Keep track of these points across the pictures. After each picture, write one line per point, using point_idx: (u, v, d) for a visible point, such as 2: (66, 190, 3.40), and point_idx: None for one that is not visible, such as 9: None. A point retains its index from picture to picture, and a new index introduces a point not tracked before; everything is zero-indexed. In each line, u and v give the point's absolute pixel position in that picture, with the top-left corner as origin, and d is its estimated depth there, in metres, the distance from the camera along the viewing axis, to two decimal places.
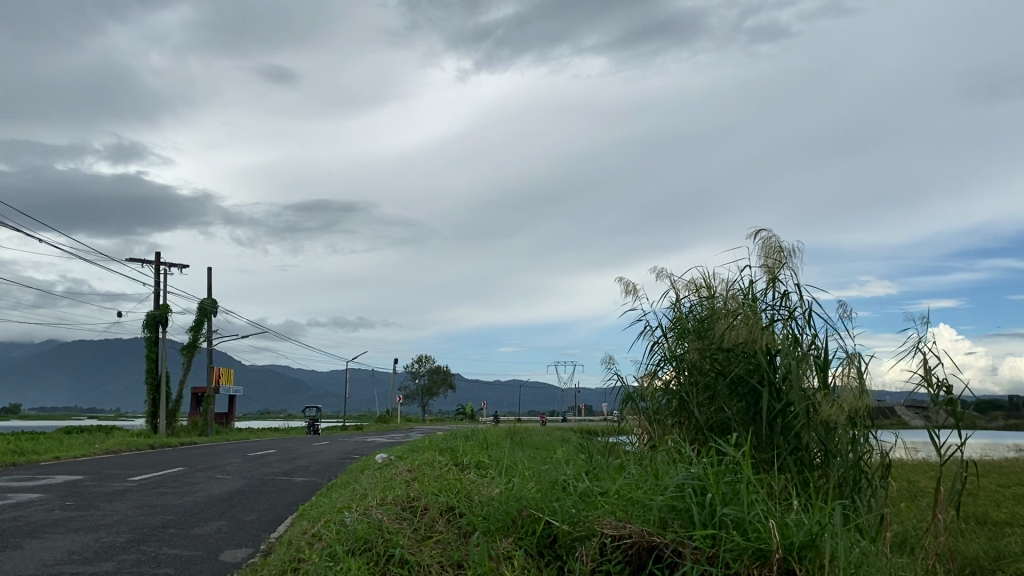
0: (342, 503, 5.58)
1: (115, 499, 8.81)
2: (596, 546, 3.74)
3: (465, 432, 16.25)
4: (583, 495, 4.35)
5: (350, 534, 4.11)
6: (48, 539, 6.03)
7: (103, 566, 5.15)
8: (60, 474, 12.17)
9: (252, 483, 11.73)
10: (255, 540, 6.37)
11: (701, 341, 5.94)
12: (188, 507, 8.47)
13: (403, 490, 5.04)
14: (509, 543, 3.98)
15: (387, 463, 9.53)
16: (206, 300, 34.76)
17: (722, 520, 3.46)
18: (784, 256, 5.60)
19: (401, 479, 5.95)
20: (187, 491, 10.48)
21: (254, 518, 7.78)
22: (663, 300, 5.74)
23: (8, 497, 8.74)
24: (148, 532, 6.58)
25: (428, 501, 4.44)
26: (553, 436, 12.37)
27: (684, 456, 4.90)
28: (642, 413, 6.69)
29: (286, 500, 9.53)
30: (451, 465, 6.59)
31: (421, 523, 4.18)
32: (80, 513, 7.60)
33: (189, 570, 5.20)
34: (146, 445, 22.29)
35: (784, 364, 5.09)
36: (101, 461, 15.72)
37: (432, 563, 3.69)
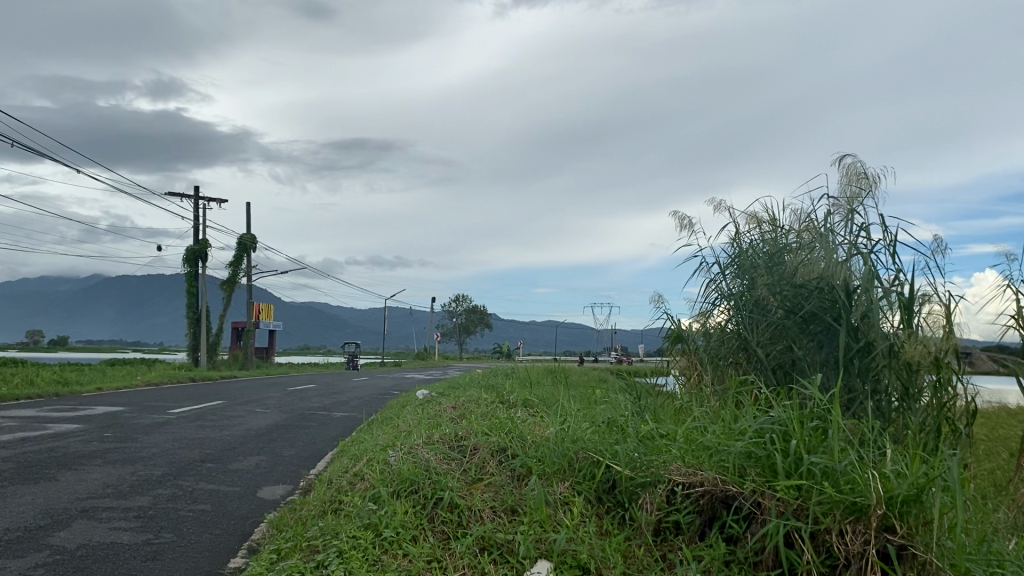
0: (384, 440, 5.30)
1: (155, 431, 8.69)
2: (663, 495, 3.43)
3: (503, 370, 16.06)
4: (645, 438, 4.02)
5: (394, 475, 3.79)
6: (84, 471, 5.87)
7: (137, 500, 4.96)
8: (101, 405, 12.14)
9: (291, 417, 11.61)
10: (294, 476, 6.16)
11: (769, 277, 5.51)
12: (228, 441, 8.31)
13: (449, 428, 4.73)
14: (567, 488, 3.67)
15: (429, 399, 9.30)
16: (246, 236, 34.79)
17: (811, 470, 3.10)
18: (869, 184, 5.15)
19: (445, 416, 5.64)
20: (226, 425, 10.37)
21: (293, 453, 7.60)
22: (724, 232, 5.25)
23: (48, 427, 8.65)
24: (185, 467, 6.39)
25: (478, 440, 4.12)
26: (596, 376, 12.07)
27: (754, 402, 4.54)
28: (698, 353, 6.32)
29: (327, 435, 9.38)
30: (497, 403, 6.29)
31: (471, 464, 3.87)
32: (119, 444, 7.47)
33: (225, 507, 4.98)
34: (187, 377, 22.45)
35: (866, 300, 4.66)
36: (143, 392, 15.76)
37: (484, 507, 3.39)
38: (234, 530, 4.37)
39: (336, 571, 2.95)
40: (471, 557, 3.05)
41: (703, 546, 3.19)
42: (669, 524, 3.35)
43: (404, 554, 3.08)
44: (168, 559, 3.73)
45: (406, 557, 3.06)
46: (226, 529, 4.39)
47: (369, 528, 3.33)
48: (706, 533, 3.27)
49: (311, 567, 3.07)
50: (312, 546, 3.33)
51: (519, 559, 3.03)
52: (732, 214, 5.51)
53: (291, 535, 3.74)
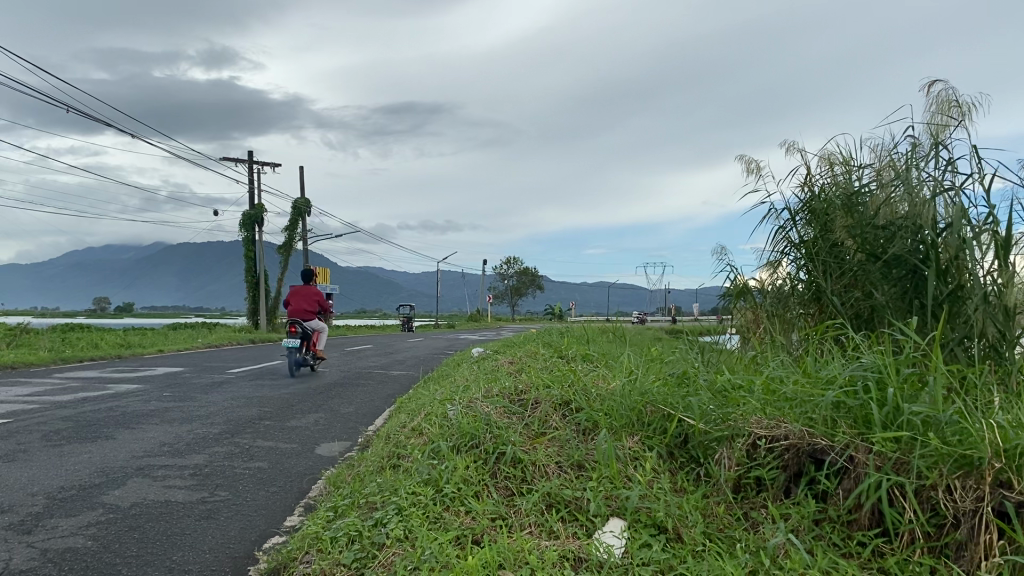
0: (442, 396, 5.11)
1: (214, 391, 8.70)
2: (743, 450, 3.19)
3: (559, 329, 15.79)
4: (718, 391, 3.76)
5: (453, 429, 3.57)
6: (141, 430, 5.82)
7: (193, 459, 4.87)
8: (161, 367, 12.28)
9: (349, 376, 11.58)
10: (352, 433, 6.03)
11: (847, 220, 5.15)
12: (287, 399, 8.26)
13: (508, 381, 4.50)
14: (638, 442, 3.42)
15: (486, 356, 9.10)
16: (300, 200, 35.03)
17: (911, 421, 2.82)
18: (961, 112, 4.75)
19: (504, 371, 5.44)
20: (315, 375, 11.50)
21: (351, 411, 7.50)
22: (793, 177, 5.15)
23: (108, 388, 8.72)
24: (243, 425, 6.32)
25: (540, 393, 3.89)
26: (656, 333, 11.73)
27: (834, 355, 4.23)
28: (765, 306, 6.00)
29: (384, 393, 9.28)
30: (557, 358, 6.05)
31: (533, 417, 3.64)
32: (178, 403, 7.46)
33: (282, 465, 4.86)
34: (247, 340, 22.72)
35: (959, 240, 4.29)
36: (204, 354, 15.94)
37: (549, 463, 3.18)
38: (292, 488, 4.24)
39: (394, 529, 2.75)
40: (539, 515, 2.84)
41: (789, 504, 2.94)
42: (751, 481, 3.11)
43: (466, 512, 2.87)
44: (223, 518, 3.60)
45: (469, 514, 2.85)
46: (282, 486, 4.27)
47: (429, 485, 3.12)
48: (792, 490, 3.02)
49: (368, 524, 2.88)
50: (369, 502, 3.14)
51: (590, 517, 2.81)
52: (805, 159, 5.11)
53: (348, 491, 3.56)
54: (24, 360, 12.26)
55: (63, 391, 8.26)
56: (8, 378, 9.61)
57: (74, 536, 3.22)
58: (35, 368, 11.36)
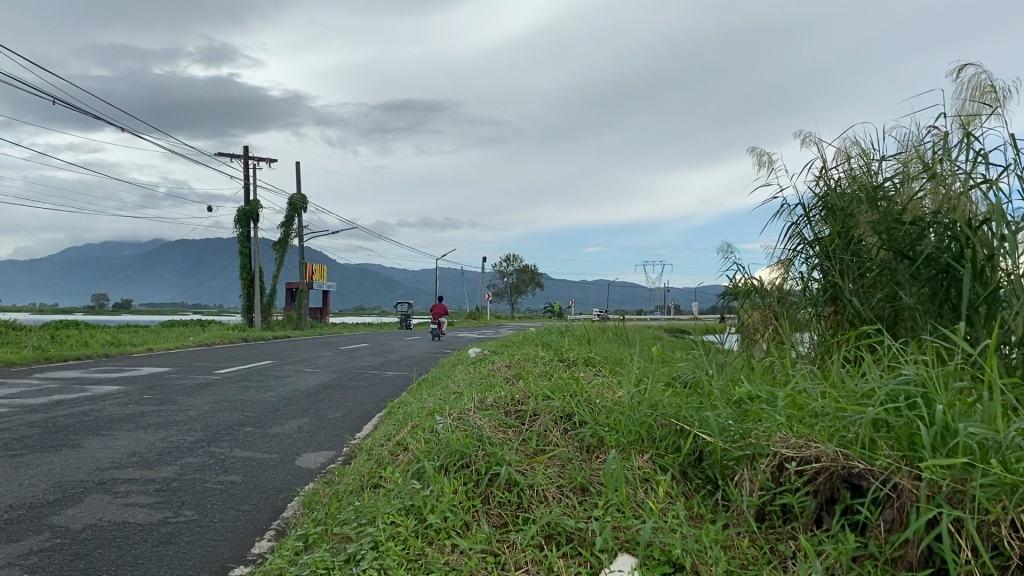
0: (431, 404, 4.74)
1: (197, 393, 8.32)
2: (768, 473, 2.82)
3: (555, 328, 15.43)
4: (737, 402, 3.39)
5: (440, 446, 3.19)
6: (112, 437, 5.44)
7: (162, 472, 4.50)
8: (147, 367, 11.90)
9: (340, 377, 11.19)
10: (337, 443, 5.65)
11: (871, 216, 4.77)
12: (271, 402, 7.89)
13: (503, 389, 4.12)
14: (647, 461, 3.04)
15: (481, 357, 8.74)
16: (297, 197, 34.62)
17: (967, 445, 2.44)
18: (996, 99, 4.37)
19: (499, 376, 5.06)
20: (306, 376, 11.15)
21: (338, 417, 7.13)
22: (810, 172, 4.64)
23: (86, 390, 8.33)
24: (222, 431, 5.95)
25: (537, 401, 3.51)
26: (655, 332, 11.41)
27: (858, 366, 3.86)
28: (776, 306, 5.63)
29: (374, 396, 8.91)
30: (555, 362, 5.65)
31: (530, 429, 3.26)
32: (157, 407, 7.08)
33: (258, 478, 4.49)
34: (240, 338, 22.34)
35: (998, 235, 3.91)
36: (194, 353, 15.56)
37: (548, 486, 2.80)
38: (264, 506, 3.86)
39: (368, 570, 2.38)
40: (535, 551, 2.46)
41: (823, 537, 2.57)
42: (776, 509, 2.74)
43: (453, 548, 2.49)
44: (184, 543, 3.23)
45: (455, 552, 2.47)
46: (255, 504, 3.89)
47: (410, 513, 2.74)
48: (825, 520, 2.65)
49: (339, 561, 2.51)
50: (343, 531, 2.78)
51: (594, 553, 2.44)
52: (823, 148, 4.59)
53: (322, 516, 3.19)
54: (5, 358, 11.86)
55: (38, 393, 7.87)
56: None
57: (9, 568, 2.84)
58: (16, 368, 10.96)
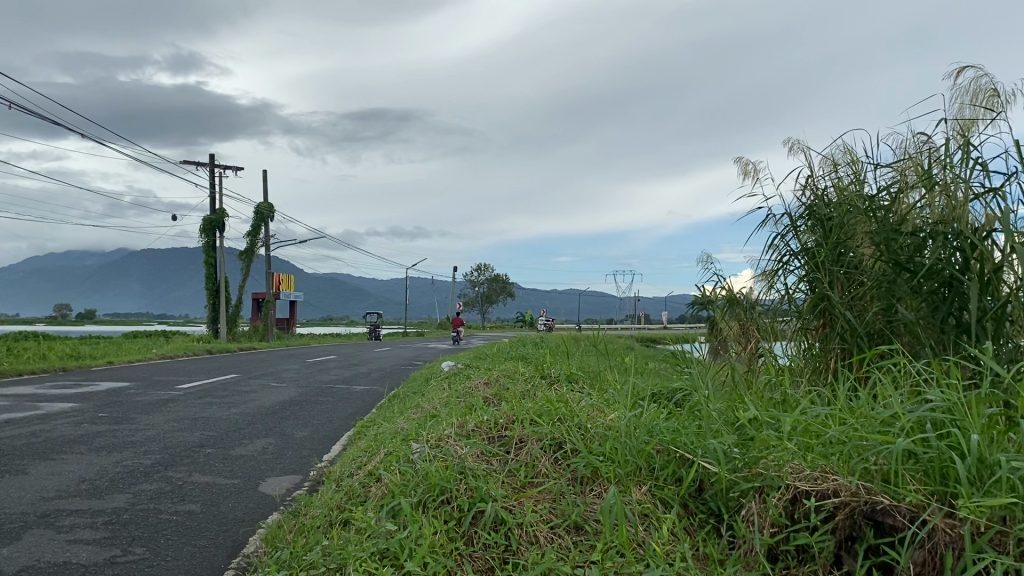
0: (404, 427, 4.42)
1: (156, 410, 7.93)
2: (781, 508, 2.55)
3: (526, 340, 15.14)
4: (738, 427, 3.13)
5: (418, 477, 2.89)
6: (61, 461, 5.07)
7: (113, 501, 4.14)
8: (106, 381, 11.43)
9: (307, 392, 10.81)
10: (303, 466, 5.32)
11: (869, 226, 4.56)
12: (235, 420, 7.52)
13: (483, 411, 3.83)
14: (645, 492, 2.77)
15: (455, 372, 8.45)
16: (263, 205, 34.04)
17: (1010, 481, 2.21)
18: (997, 108, 4.19)
19: (478, 395, 4.77)
20: (273, 391, 10.76)
21: (305, 435, 6.80)
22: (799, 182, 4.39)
23: (39, 408, 7.90)
24: (181, 453, 5.58)
25: (524, 427, 3.22)
26: (628, 343, 11.18)
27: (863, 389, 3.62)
28: (764, 319, 5.40)
29: (343, 413, 8.56)
30: (535, 379, 5.36)
31: (517, 459, 2.97)
32: (112, 427, 6.69)
33: (218, 507, 4.16)
34: (204, 349, 21.82)
35: (1008, 247, 3.71)
36: (156, 366, 15.08)
37: (539, 525, 2.52)
38: (223, 541, 3.52)
39: None
40: None
41: None
42: (790, 548, 2.48)
43: None
44: None
45: None
46: (213, 539, 3.55)
47: (386, 559, 2.45)
48: (844, 560, 2.39)
49: None
50: None
51: None
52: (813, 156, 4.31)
53: (286, 557, 2.88)
54: None
55: None
56: None
57: None
58: None
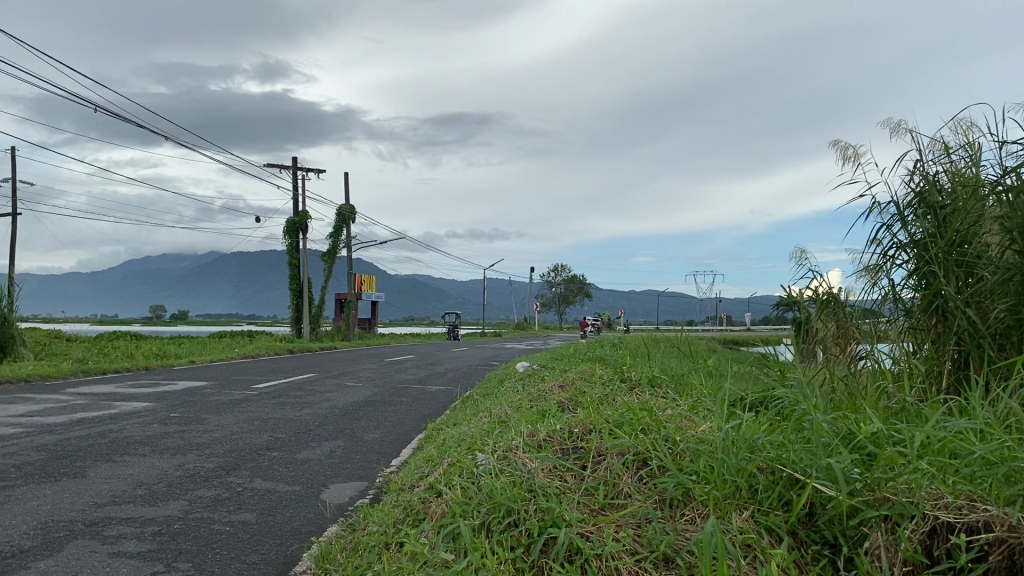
0: (470, 435, 4.06)
1: (229, 411, 7.81)
2: (916, 543, 2.11)
3: (604, 340, 14.71)
4: (855, 445, 2.67)
5: (480, 497, 2.52)
6: (122, 464, 4.91)
7: (168, 509, 3.92)
8: (184, 380, 11.46)
9: (381, 392, 10.63)
10: (370, 472, 5.05)
11: (997, 211, 3.99)
12: (306, 421, 7.33)
13: (555, 418, 3.44)
14: (745, 518, 2.35)
15: (530, 374, 8.11)
16: (345, 207, 34.38)
17: None
18: None
19: (550, 400, 4.38)
20: (347, 392, 10.62)
21: (375, 438, 6.55)
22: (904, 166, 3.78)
23: (114, 406, 7.88)
24: (245, 457, 5.38)
25: (603, 438, 2.82)
26: (710, 344, 10.64)
27: (997, 402, 3.12)
28: (865, 317, 4.85)
29: (416, 414, 8.30)
30: (615, 383, 4.94)
31: (595, 476, 2.58)
32: (182, 427, 6.56)
33: (274, 516, 3.89)
34: (286, 349, 22.05)
35: None
36: (236, 365, 15.19)
37: (624, 557, 2.13)
38: (274, 557, 3.23)
39: None
40: None
41: None
42: None
43: None
44: None
45: None
46: (264, 554, 3.26)
47: None
48: None
49: None
50: None
51: None
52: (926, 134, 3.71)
53: None
54: (42, 372, 11.52)
55: (63, 411, 7.42)
56: (14, 395, 8.86)
57: None
58: (50, 383, 10.59)
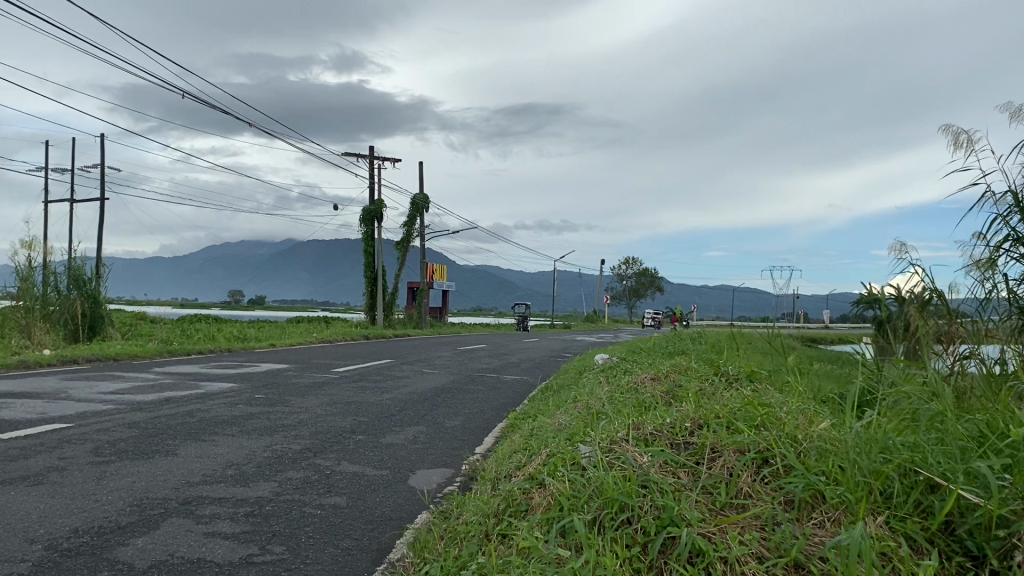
0: (563, 425, 3.92)
1: (311, 393, 7.85)
2: None
3: (682, 334, 14.44)
4: (999, 449, 2.44)
5: (591, 491, 2.39)
6: (212, 443, 4.94)
7: (258, 490, 3.90)
8: (266, 363, 11.63)
9: (459, 380, 10.60)
10: (455, 459, 4.98)
11: None
12: (387, 406, 7.31)
13: (659, 411, 3.27)
14: (880, 524, 2.16)
15: (612, 366, 7.95)
16: (420, 196, 34.60)
17: None
18: None
19: (646, 393, 4.20)
20: (425, 378, 10.62)
21: (457, 425, 6.49)
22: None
23: (201, 386, 8.00)
24: (331, 440, 5.36)
25: (717, 433, 2.65)
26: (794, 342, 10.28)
27: None
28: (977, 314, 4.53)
29: (495, 403, 8.22)
30: (710, 377, 4.74)
31: (712, 473, 2.41)
32: (267, 409, 6.60)
33: (364, 501, 3.84)
34: (361, 335, 22.29)
35: None
36: (314, 349, 15.39)
37: (752, 562, 1.97)
38: (367, 544, 3.16)
39: None
40: None
41: None
42: None
43: None
44: None
45: None
46: (357, 540, 3.19)
47: None
48: None
49: None
50: None
51: None
52: None
53: None
54: (131, 351, 11.82)
55: (151, 389, 7.56)
56: (105, 372, 9.08)
57: None
58: (139, 362, 10.85)
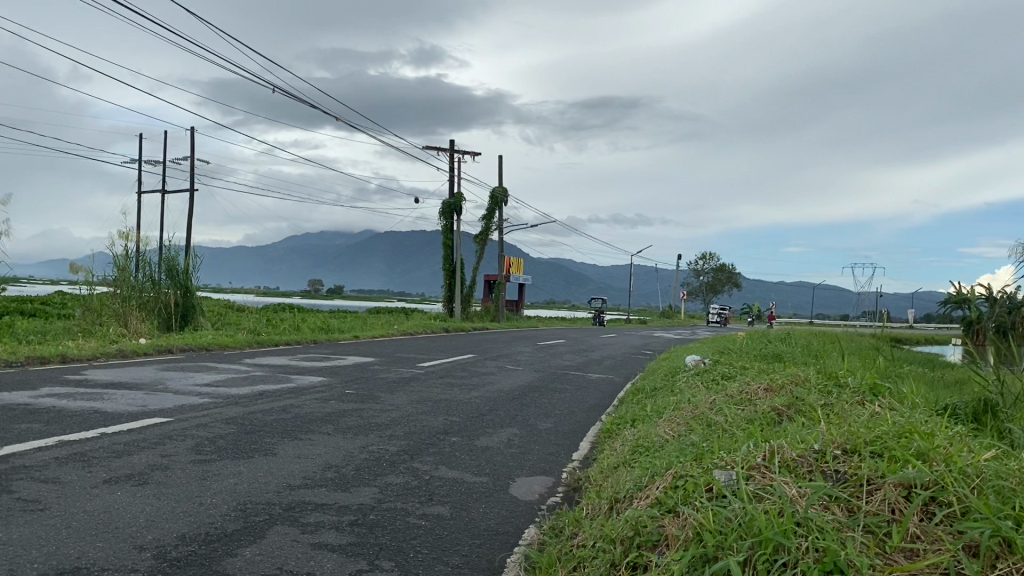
0: (680, 440, 3.69)
1: (400, 390, 7.77)
2: None
3: (772, 334, 13.95)
4: None
5: (738, 527, 2.18)
6: (308, 443, 4.87)
7: (359, 496, 3.79)
8: (351, 355, 11.68)
9: (544, 378, 10.42)
10: (554, 466, 4.81)
11: None
12: (477, 405, 7.17)
13: (795, 431, 3.01)
14: None
15: (707, 371, 7.64)
16: (499, 189, 34.52)
17: None
18: None
19: (768, 407, 3.93)
20: (510, 375, 10.46)
21: (550, 428, 6.31)
22: None
23: (292, 379, 8.01)
24: (426, 441, 5.25)
25: (875, 464, 2.39)
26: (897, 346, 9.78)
27: None
28: None
29: (585, 404, 8.01)
30: (832, 389, 4.43)
31: (877, 511, 2.16)
32: (358, 406, 6.54)
33: (467, 512, 3.69)
34: (441, 327, 22.34)
35: None
36: (397, 342, 15.43)
37: None
38: (477, 562, 3.01)
39: None
40: None
41: None
42: None
43: None
44: None
45: None
46: (466, 557, 3.05)
47: None
48: None
49: None
50: None
51: None
52: None
53: None
54: (221, 341, 12.01)
55: (244, 382, 7.59)
56: (199, 363, 9.21)
57: None
58: (229, 353, 10.99)
